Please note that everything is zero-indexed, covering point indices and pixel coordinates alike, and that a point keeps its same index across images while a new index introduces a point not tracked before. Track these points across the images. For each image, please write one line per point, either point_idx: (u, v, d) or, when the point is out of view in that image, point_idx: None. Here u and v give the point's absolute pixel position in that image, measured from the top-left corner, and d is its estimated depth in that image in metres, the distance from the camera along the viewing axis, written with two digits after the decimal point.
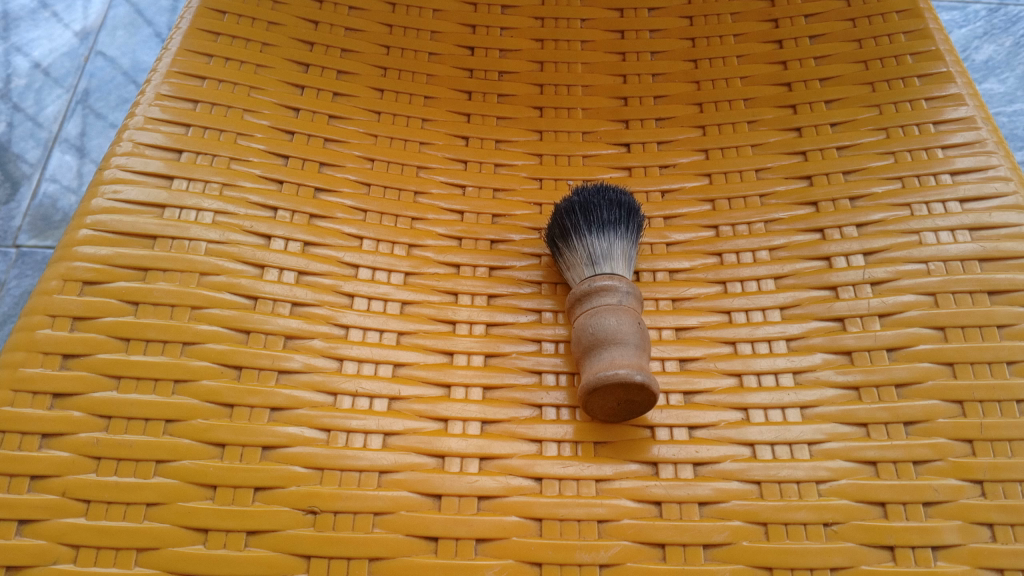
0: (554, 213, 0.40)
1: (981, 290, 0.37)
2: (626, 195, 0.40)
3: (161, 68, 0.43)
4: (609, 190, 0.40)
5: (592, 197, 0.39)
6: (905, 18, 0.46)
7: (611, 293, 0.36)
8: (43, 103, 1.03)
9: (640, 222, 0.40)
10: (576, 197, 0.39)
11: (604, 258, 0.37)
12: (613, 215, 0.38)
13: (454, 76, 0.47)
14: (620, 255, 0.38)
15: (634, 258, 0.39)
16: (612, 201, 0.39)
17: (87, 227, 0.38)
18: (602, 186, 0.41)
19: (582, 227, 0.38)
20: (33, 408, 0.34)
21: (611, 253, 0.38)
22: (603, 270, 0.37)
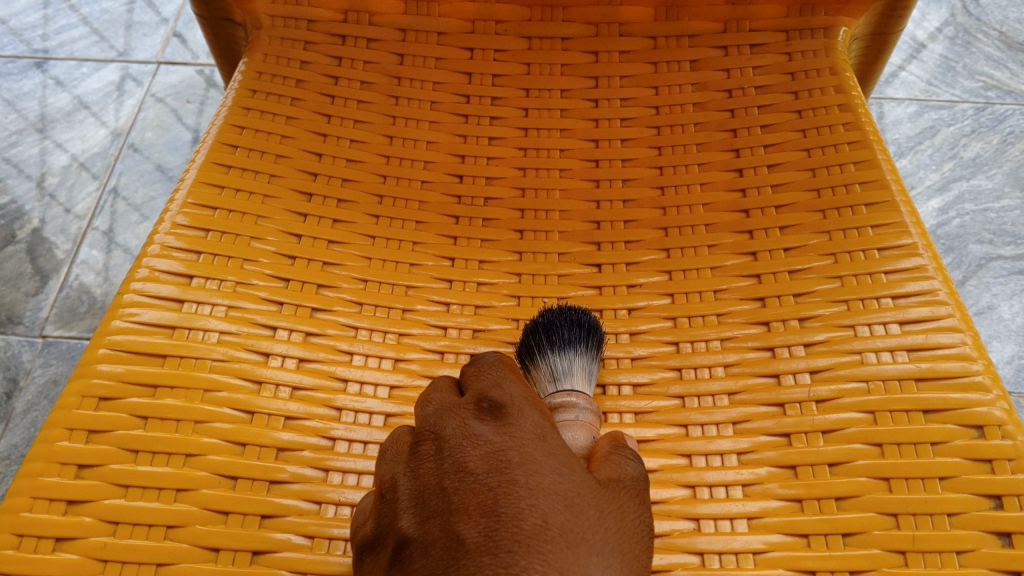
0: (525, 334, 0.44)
1: (916, 409, 0.40)
2: (586, 314, 0.44)
3: (178, 198, 0.48)
4: (568, 308, 0.44)
5: (554, 318, 0.43)
6: (855, 149, 0.50)
7: (569, 408, 0.39)
8: (74, 199, 1.10)
9: (600, 338, 0.44)
10: (542, 318, 0.43)
11: (569, 373, 0.41)
12: (576, 333, 0.42)
13: (443, 202, 0.51)
14: (583, 370, 0.41)
15: (595, 373, 0.43)
16: (574, 320, 0.43)
17: (106, 345, 0.42)
18: (564, 305, 0.45)
19: (545, 346, 0.42)
20: (49, 513, 0.37)
21: (572, 370, 0.41)
22: (564, 386, 0.40)
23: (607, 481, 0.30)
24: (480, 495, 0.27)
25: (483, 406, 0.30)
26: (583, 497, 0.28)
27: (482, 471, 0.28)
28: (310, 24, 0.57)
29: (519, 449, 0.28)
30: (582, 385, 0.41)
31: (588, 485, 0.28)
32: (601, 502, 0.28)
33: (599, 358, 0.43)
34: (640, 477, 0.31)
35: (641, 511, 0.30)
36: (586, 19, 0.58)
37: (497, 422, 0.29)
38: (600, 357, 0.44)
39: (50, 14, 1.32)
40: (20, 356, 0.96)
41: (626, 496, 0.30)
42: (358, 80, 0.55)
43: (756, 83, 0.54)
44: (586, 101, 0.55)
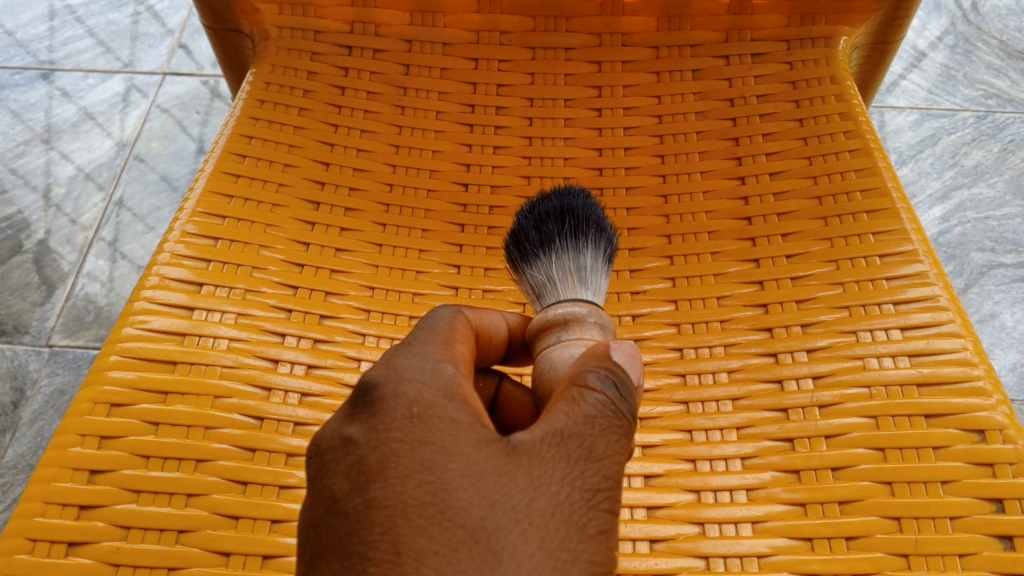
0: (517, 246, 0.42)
1: (918, 414, 0.40)
2: (562, 199, 0.41)
3: (188, 207, 0.49)
4: (539, 202, 0.41)
5: (527, 221, 0.41)
6: (856, 156, 0.50)
7: (551, 329, 0.36)
8: (81, 209, 1.11)
9: (587, 217, 0.40)
10: (514, 229, 0.41)
11: (556, 271, 0.38)
12: (553, 225, 0.39)
13: (448, 210, 0.52)
14: (572, 262, 0.38)
15: (586, 262, 0.39)
16: (549, 213, 0.40)
17: (117, 352, 0.43)
18: (539, 197, 0.42)
19: (522, 262, 0.40)
20: (62, 518, 0.38)
21: (550, 277, 0.38)
22: (547, 299, 0.38)
23: (541, 437, 0.26)
24: (339, 523, 0.24)
25: (360, 402, 0.27)
26: (454, 490, 0.24)
27: (345, 491, 0.25)
28: (317, 34, 0.58)
29: (384, 449, 0.25)
30: (575, 278, 0.38)
31: (470, 468, 0.25)
32: (482, 483, 0.24)
33: (595, 238, 0.40)
34: (595, 418, 0.27)
35: (570, 474, 0.26)
36: (589, 30, 0.59)
37: (370, 418, 0.26)
38: (598, 237, 0.40)
39: (56, 26, 1.33)
40: (26, 365, 0.97)
41: (550, 461, 0.26)
42: (364, 90, 0.56)
43: (757, 92, 0.55)
44: (589, 110, 0.56)
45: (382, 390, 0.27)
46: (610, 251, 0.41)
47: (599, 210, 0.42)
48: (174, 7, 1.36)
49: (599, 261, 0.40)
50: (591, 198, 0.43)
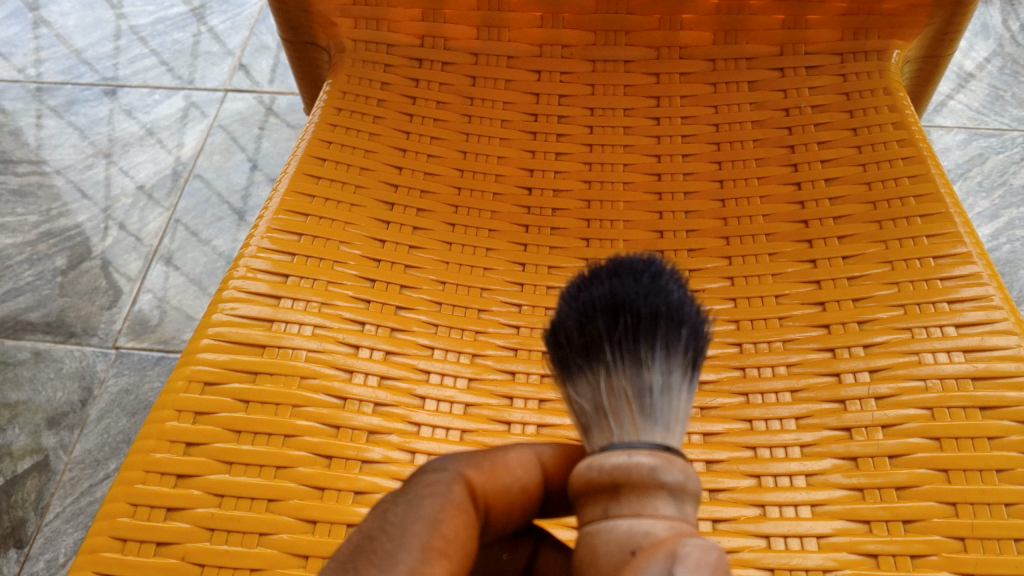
0: (560, 326, 0.32)
1: (973, 406, 0.42)
2: (613, 282, 0.32)
3: (272, 206, 0.52)
4: (583, 283, 0.33)
5: (566, 316, 0.32)
6: (910, 164, 0.52)
7: (596, 501, 0.28)
8: (145, 220, 1.15)
9: (655, 313, 0.31)
10: (562, 321, 0.32)
11: (606, 391, 0.30)
12: (600, 322, 0.31)
13: (514, 212, 0.55)
14: (630, 373, 0.30)
15: (647, 386, 0.29)
16: (594, 303, 0.31)
17: (210, 336, 0.46)
18: (587, 274, 0.33)
19: (573, 372, 0.31)
20: (161, 485, 0.41)
21: (600, 405, 0.30)
22: (594, 440, 0.30)
23: None
24: None
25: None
26: None
27: None
28: (389, 48, 0.62)
29: None
30: (634, 396, 0.29)
31: None
32: None
33: (662, 332, 0.31)
34: None
35: None
36: (648, 43, 0.61)
37: None
38: (667, 331, 0.31)
39: (123, 45, 1.40)
40: (94, 365, 1.01)
41: None
42: (434, 99, 0.59)
43: (812, 102, 0.57)
44: (648, 119, 0.58)
45: None
46: (691, 346, 0.32)
47: (669, 290, 0.32)
48: (235, 28, 1.42)
49: (673, 366, 0.31)
50: (659, 275, 0.33)
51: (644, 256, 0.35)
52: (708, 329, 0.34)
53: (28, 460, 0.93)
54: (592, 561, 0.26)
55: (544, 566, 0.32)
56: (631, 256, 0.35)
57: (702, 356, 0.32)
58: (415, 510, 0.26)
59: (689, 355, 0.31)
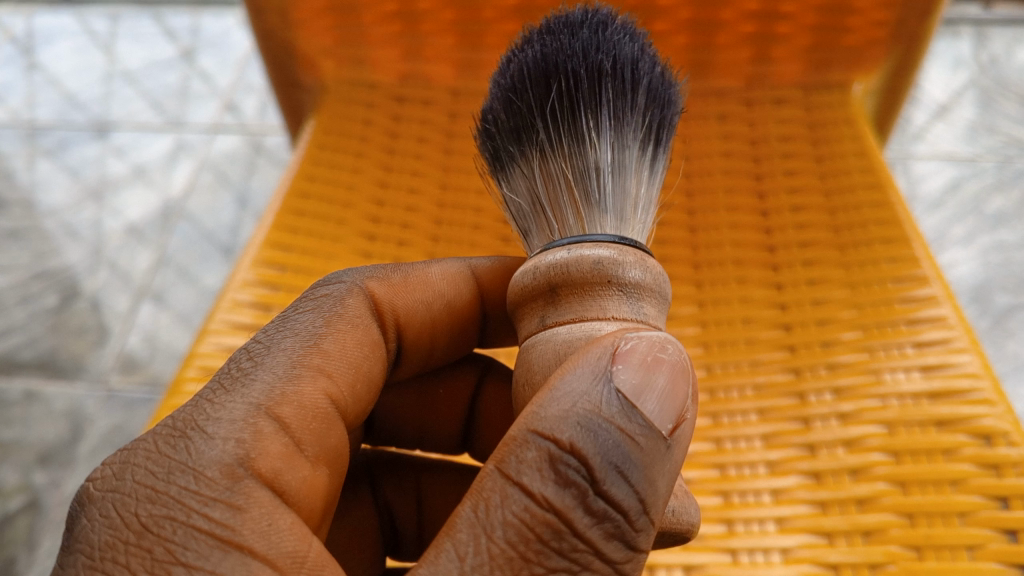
0: (504, 105, 0.39)
1: (929, 422, 0.43)
2: (550, 49, 0.38)
3: (257, 240, 0.54)
4: (525, 50, 0.39)
5: (507, 89, 0.39)
6: (869, 193, 0.55)
7: (538, 310, 0.35)
8: (135, 259, 1.17)
9: (582, 86, 0.37)
10: (506, 104, 0.39)
11: (548, 173, 0.38)
12: (540, 90, 0.38)
13: (492, 242, 0.56)
14: (571, 140, 0.38)
15: (578, 165, 0.37)
16: (532, 74, 0.38)
17: (196, 367, 0.48)
18: (526, 46, 0.40)
19: (518, 154, 0.39)
20: None
21: (539, 185, 0.38)
22: (535, 214, 0.39)
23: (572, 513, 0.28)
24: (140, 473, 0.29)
25: (223, 380, 0.33)
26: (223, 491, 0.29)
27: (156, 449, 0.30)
28: (372, 88, 0.64)
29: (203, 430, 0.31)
30: (575, 157, 0.37)
31: (253, 484, 0.30)
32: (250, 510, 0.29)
33: (602, 94, 0.37)
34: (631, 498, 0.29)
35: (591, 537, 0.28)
36: None
37: (221, 395, 0.32)
38: (607, 89, 0.38)
39: (114, 88, 1.43)
40: (84, 404, 1.02)
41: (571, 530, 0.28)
42: (415, 136, 0.61)
43: (778, 134, 0.59)
44: None
45: (243, 381, 0.33)
46: (637, 98, 0.39)
47: (608, 43, 0.38)
48: (224, 69, 1.45)
49: (616, 125, 0.38)
50: (599, 30, 0.39)
51: (583, 10, 0.40)
52: (662, 72, 0.40)
53: (19, 498, 0.94)
54: (533, 359, 0.34)
55: (488, 396, 0.48)
56: (574, 13, 0.40)
57: (654, 105, 0.40)
58: (288, 330, 0.36)
59: (634, 107, 0.39)
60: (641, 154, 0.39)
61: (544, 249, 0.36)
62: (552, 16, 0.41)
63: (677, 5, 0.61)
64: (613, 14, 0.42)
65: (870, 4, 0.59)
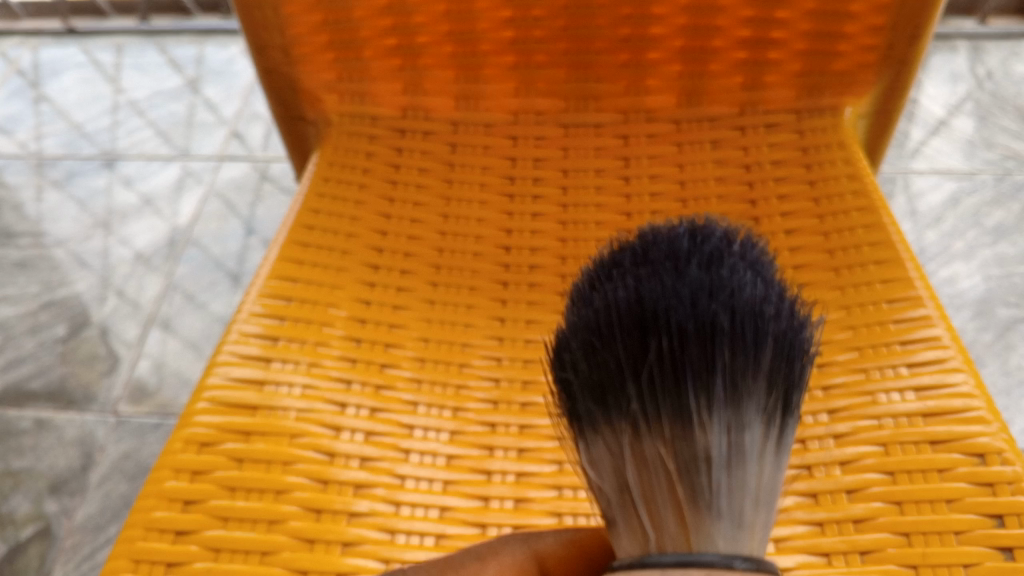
0: (582, 372, 0.33)
1: (924, 440, 0.44)
2: (645, 290, 0.32)
3: (264, 273, 0.55)
4: (615, 281, 0.33)
5: (589, 333, 0.33)
6: (863, 215, 0.56)
7: None
8: (143, 287, 1.18)
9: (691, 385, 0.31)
10: (583, 364, 0.32)
11: (642, 456, 0.31)
12: (632, 343, 0.32)
13: (493, 269, 0.58)
14: (671, 418, 0.31)
15: (686, 449, 0.31)
16: (621, 319, 0.32)
17: (204, 400, 0.49)
18: (603, 311, 0.32)
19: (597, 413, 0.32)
20: (160, 542, 0.43)
21: (630, 479, 0.31)
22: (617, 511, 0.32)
23: None
24: None
25: None
26: None
27: None
28: (373, 121, 0.66)
29: None
30: (680, 442, 0.31)
31: None
32: None
33: (717, 357, 0.31)
34: None
35: None
36: (616, 109, 0.65)
37: None
38: (722, 358, 0.31)
39: (121, 119, 1.45)
40: (95, 432, 1.03)
41: None
42: (416, 167, 0.63)
43: (771, 158, 0.60)
44: (618, 179, 0.62)
45: None
46: (764, 358, 0.32)
47: (723, 286, 0.32)
48: (229, 98, 1.47)
49: (734, 401, 0.31)
50: (709, 268, 0.33)
51: (687, 237, 0.35)
52: (796, 318, 0.34)
53: (30, 527, 0.94)
54: None
55: None
56: (675, 238, 0.34)
57: (785, 363, 0.33)
58: None
59: (759, 365, 0.32)
60: (768, 432, 0.32)
61: (636, 562, 0.29)
62: (632, 259, 0.34)
63: (670, 34, 0.62)
64: (706, 229, 0.36)
65: (866, 10, 0.59)
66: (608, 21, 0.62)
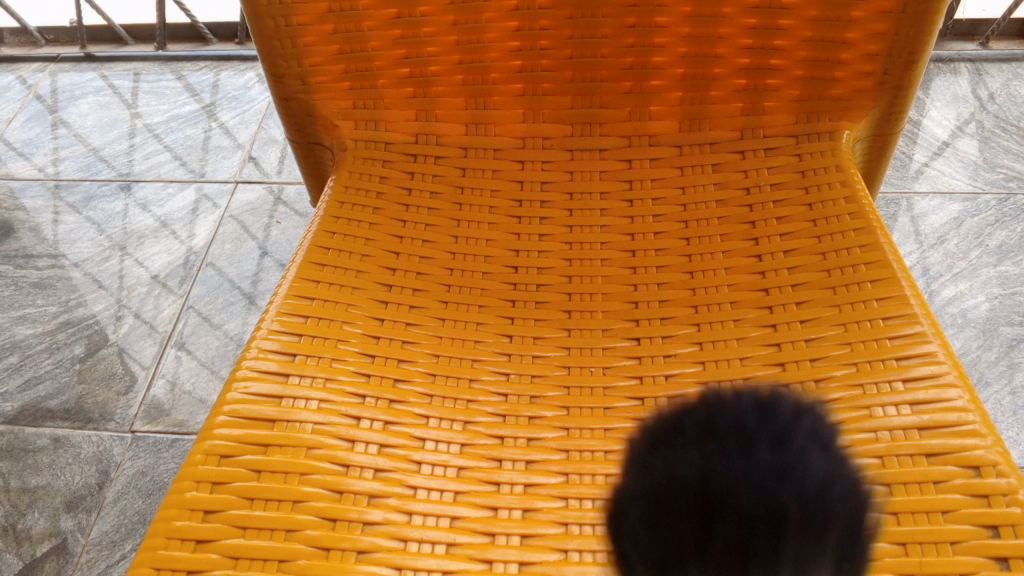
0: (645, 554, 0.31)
1: (919, 453, 0.46)
2: (713, 472, 0.31)
3: (281, 291, 0.57)
4: (677, 456, 0.32)
5: (652, 506, 0.31)
6: (860, 235, 0.57)
7: None
8: (159, 307, 1.21)
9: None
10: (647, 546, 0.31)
11: None
12: (696, 525, 0.30)
13: (501, 288, 0.60)
14: None
15: None
16: (686, 504, 0.31)
17: (225, 413, 0.51)
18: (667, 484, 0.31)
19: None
20: (182, 550, 0.45)
21: None
22: None
23: None
24: None
25: None
26: None
27: None
28: (387, 145, 0.68)
29: None
30: None
31: None
32: None
33: (784, 544, 0.30)
34: None
35: None
36: (621, 133, 0.68)
37: None
38: (788, 546, 0.30)
39: (138, 142, 1.48)
40: (111, 450, 1.04)
41: None
42: (428, 190, 0.65)
43: (771, 181, 0.63)
44: (622, 201, 0.64)
45: None
46: (830, 544, 0.31)
47: (792, 474, 0.31)
48: (244, 123, 1.51)
49: None
50: (779, 449, 0.32)
51: (753, 407, 0.34)
52: (858, 502, 0.33)
53: (47, 543, 0.96)
54: None
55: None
56: (742, 410, 0.34)
57: (850, 548, 0.32)
58: None
59: (826, 550, 0.31)
60: None
61: None
62: (696, 422, 0.33)
63: (673, 62, 0.64)
64: (781, 407, 0.35)
65: (862, 37, 0.61)
66: (613, 51, 0.64)
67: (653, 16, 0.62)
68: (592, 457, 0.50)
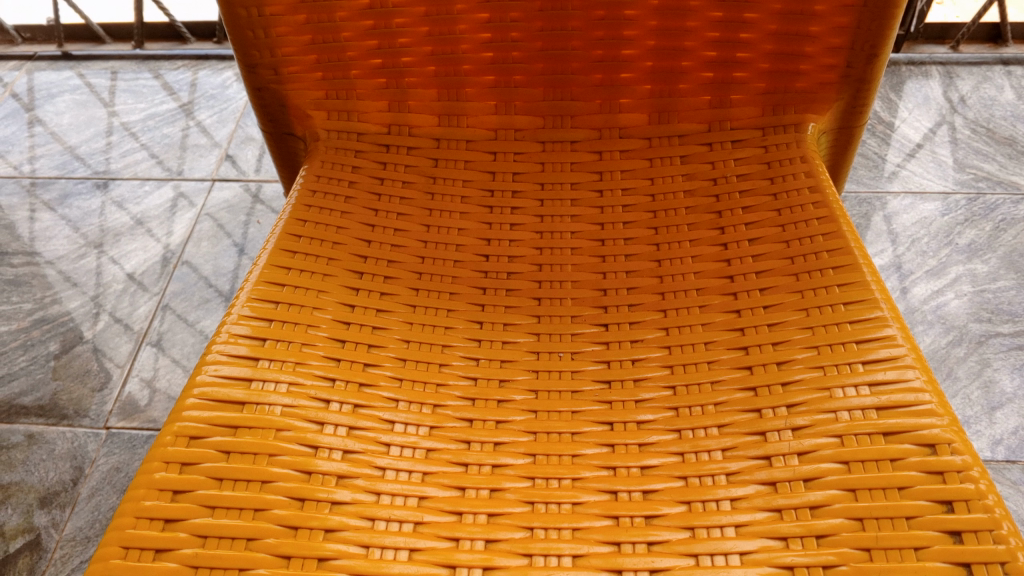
0: None
1: (877, 431, 0.47)
2: None
3: (252, 278, 0.58)
4: None
5: None
6: (823, 223, 0.59)
7: None
8: (135, 305, 1.20)
9: None
10: None
11: None
12: None
13: (472, 276, 0.61)
14: None
15: None
16: None
17: (194, 396, 0.51)
18: None
19: None
20: (150, 529, 0.45)
21: None
22: None
23: None
24: None
25: None
26: None
27: None
28: (360, 136, 0.69)
29: None
30: None
31: None
32: None
33: None
34: None
35: None
36: (591, 125, 0.69)
37: None
38: None
39: (114, 141, 1.48)
40: (86, 446, 1.04)
41: None
42: (400, 180, 0.66)
43: (737, 172, 0.64)
44: (592, 192, 0.65)
45: None
46: None
47: None
48: (221, 122, 1.51)
49: None
50: None
51: None
52: None
53: (20, 540, 0.95)
54: None
55: None
56: None
57: None
58: None
59: None
60: None
61: None
62: None
63: (642, 56, 0.65)
64: None
65: (825, 30, 0.61)
66: (583, 44, 0.65)
67: (622, 9, 0.63)
68: (558, 439, 0.51)
